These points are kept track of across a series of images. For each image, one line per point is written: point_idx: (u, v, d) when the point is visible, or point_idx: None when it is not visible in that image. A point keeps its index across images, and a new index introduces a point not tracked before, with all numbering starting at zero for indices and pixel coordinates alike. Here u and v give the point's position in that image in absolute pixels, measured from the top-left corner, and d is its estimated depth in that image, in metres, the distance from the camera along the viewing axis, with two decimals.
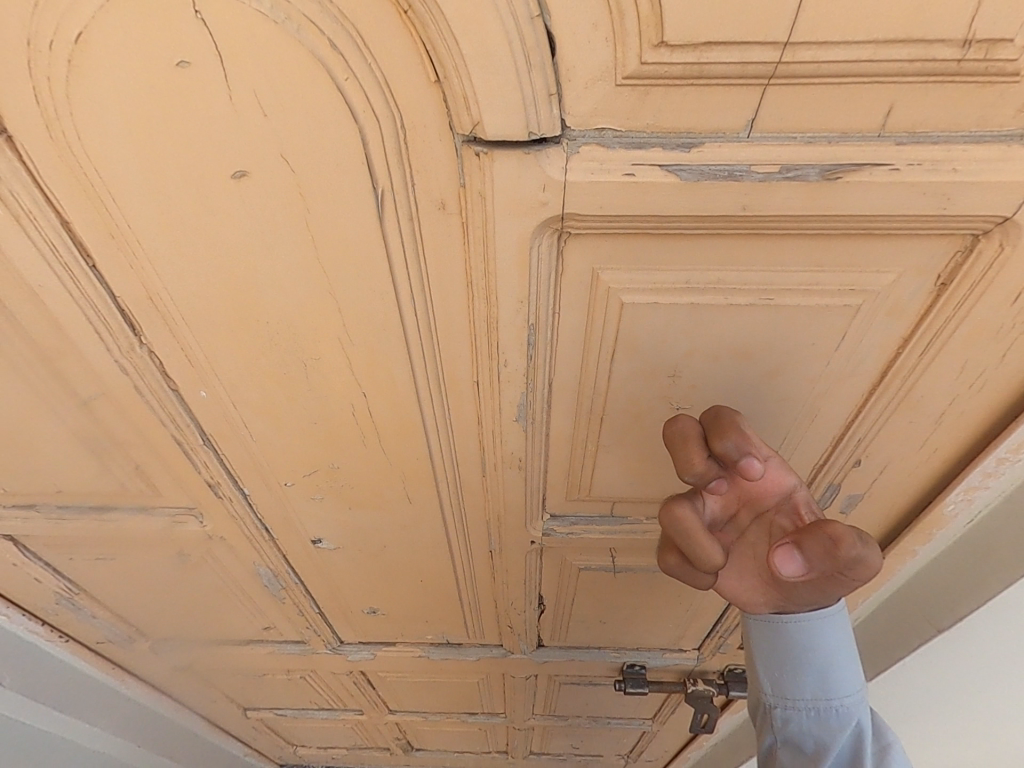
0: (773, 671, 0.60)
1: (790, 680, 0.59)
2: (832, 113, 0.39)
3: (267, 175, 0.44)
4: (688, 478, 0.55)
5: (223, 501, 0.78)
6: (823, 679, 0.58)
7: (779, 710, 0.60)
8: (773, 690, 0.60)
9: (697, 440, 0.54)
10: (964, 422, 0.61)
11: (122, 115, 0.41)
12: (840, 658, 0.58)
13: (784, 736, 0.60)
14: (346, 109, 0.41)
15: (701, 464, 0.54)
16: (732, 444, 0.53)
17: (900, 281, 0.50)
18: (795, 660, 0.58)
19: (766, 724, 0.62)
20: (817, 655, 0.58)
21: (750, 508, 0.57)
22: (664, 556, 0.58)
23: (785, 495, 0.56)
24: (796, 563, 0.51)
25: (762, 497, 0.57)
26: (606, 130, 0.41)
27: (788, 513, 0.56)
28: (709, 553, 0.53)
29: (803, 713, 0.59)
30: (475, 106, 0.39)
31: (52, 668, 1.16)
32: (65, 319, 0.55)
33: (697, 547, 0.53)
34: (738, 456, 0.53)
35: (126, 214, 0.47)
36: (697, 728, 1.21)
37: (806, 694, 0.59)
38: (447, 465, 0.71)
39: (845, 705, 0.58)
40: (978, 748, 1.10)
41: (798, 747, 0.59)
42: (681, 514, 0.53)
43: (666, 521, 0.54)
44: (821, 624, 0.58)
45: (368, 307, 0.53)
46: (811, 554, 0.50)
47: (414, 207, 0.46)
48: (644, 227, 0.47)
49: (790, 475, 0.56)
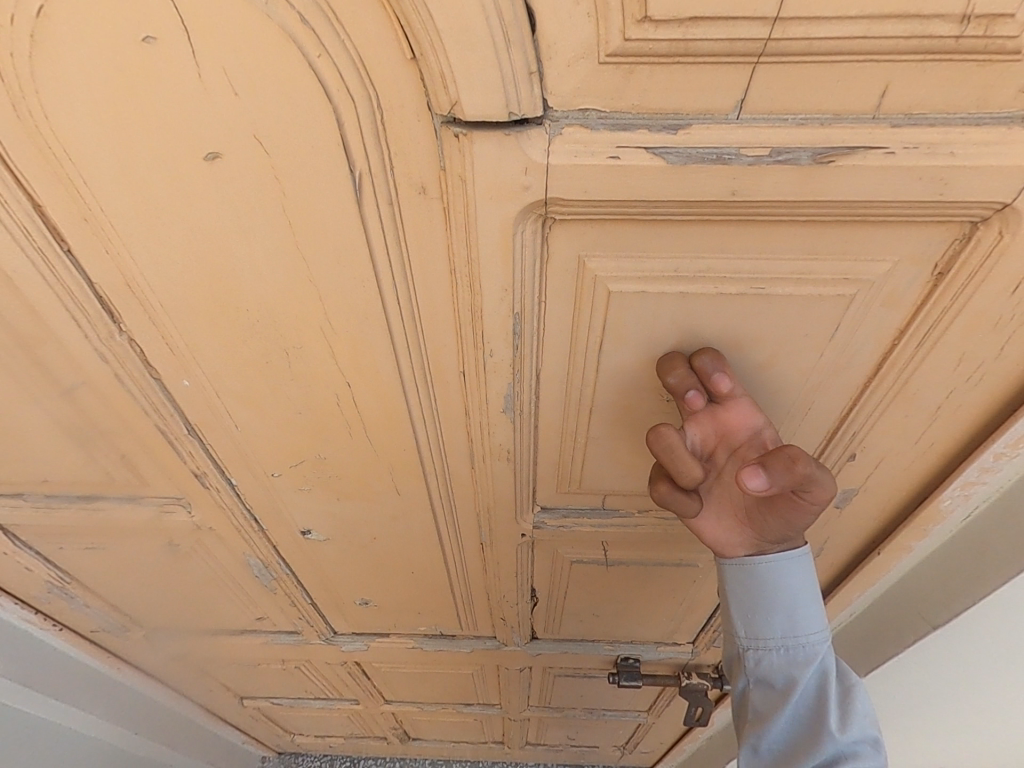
0: (744, 613, 0.60)
1: (761, 622, 0.59)
2: (824, 93, 0.38)
3: (241, 157, 0.43)
4: (669, 387, 0.55)
5: (210, 492, 0.77)
6: (792, 620, 0.58)
7: (752, 652, 0.60)
8: (745, 633, 0.60)
9: (679, 356, 0.55)
10: (961, 415, 0.60)
11: (89, 93, 0.40)
12: (807, 598, 0.58)
13: (756, 677, 0.60)
14: (320, 88, 0.39)
15: (681, 375, 0.54)
16: (709, 359, 0.54)
17: (896, 270, 0.49)
18: (763, 600, 0.58)
19: (738, 667, 0.62)
20: (786, 594, 0.58)
21: (723, 444, 0.56)
22: (655, 485, 0.57)
23: (754, 431, 0.54)
24: (760, 480, 0.48)
25: (734, 431, 0.55)
26: (590, 111, 0.40)
27: (757, 447, 0.54)
28: (691, 465, 0.54)
29: (775, 654, 0.59)
30: (453, 86, 0.38)
31: (47, 657, 1.16)
32: (42, 305, 0.54)
33: (681, 464, 0.54)
34: (713, 373, 0.54)
35: (99, 197, 0.46)
36: (691, 721, 1.21)
37: (776, 635, 0.59)
38: (435, 456, 0.70)
39: (815, 645, 0.58)
40: (974, 743, 1.10)
41: (770, 689, 0.59)
42: (665, 431, 0.53)
43: (652, 441, 0.54)
44: (789, 562, 0.58)
45: (351, 294, 0.52)
46: (775, 471, 0.48)
47: (393, 191, 0.45)
48: (631, 213, 0.46)
49: (758, 412, 0.54)
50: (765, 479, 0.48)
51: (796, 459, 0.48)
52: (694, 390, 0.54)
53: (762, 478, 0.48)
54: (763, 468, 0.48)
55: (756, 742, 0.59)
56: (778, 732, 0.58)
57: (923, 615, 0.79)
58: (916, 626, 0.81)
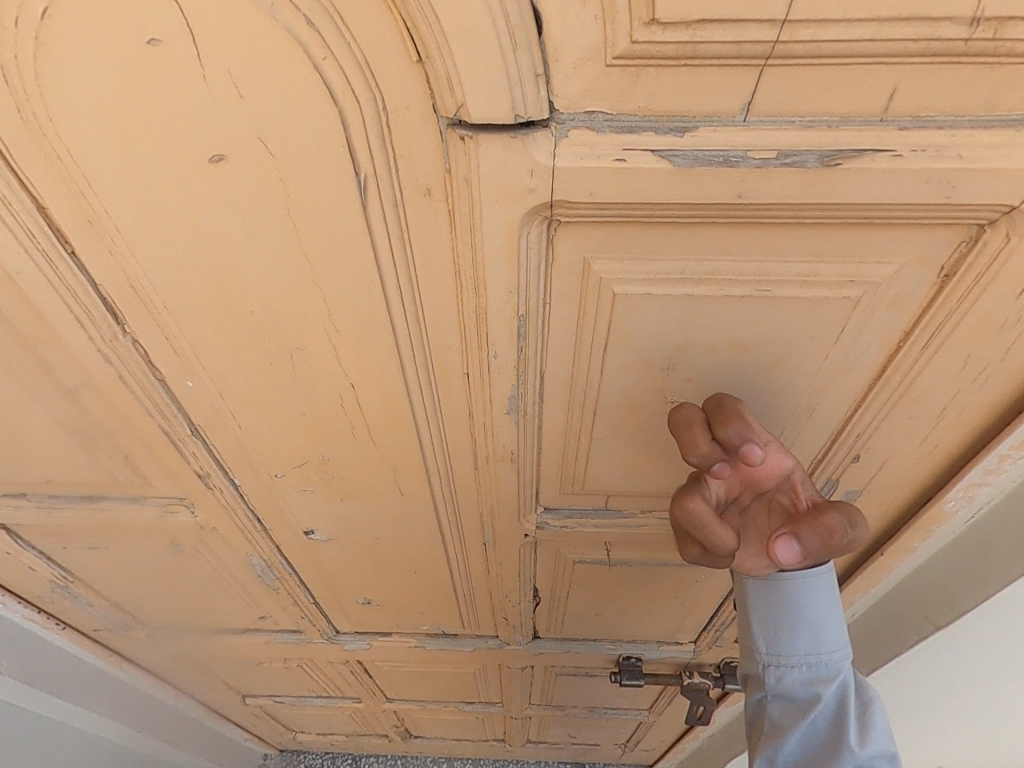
0: (766, 627, 0.60)
1: (783, 636, 0.59)
2: (832, 95, 0.38)
3: (246, 159, 0.43)
4: (692, 462, 0.55)
5: (213, 492, 0.77)
6: (815, 635, 0.59)
7: (772, 666, 0.60)
8: (765, 646, 0.60)
9: (700, 424, 0.54)
10: (966, 417, 0.60)
11: (94, 95, 0.40)
12: (830, 614, 0.59)
13: (774, 690, 0.60)
14: (326, 90, 0.39)
15: (705, 450, 0.53)
16: (735, 430, 0.53)
17: (902, 273, 0.48)
18: (787, 614, 0.59)
19: (756, 682, 0.62)
20: (810, 610, 0.59)
21: (750, 489, 0.57)
22: (685, 548, 0.57)
23: (782, 478, 0.56)
24: (792, 549, 0.53)
25: (762, 481, 0.56)
26: (596, 113, 0.40)
27: (786, 493, 0.56)
28: (727, 537, 0.53)
29: (795, 668, 0.59)
30: (459, 88, 0.38)
31: (50, 655, 1.16)
32: (46, 306, 0.54)
33: (715, 536, 0.53)
34: (741, 442, 0.52)
35: (103, 198, 0.46)
36: (692, 721, 1.19)
37: (798, 648, 0.59)
38: (438, 457, 0.70)
39: (835, 661, 0.58)
40: (975, 743, 1.10)
41: (788, 702, 0.59)
42: (696, 506, 0.53)
43: (681, 516, 0.54)
44: (816, 581, 0.59)
45: (355, 296, 0.52)
46: (807, 542, 0.52)
47: (398, 193, 0.44)
48: (637, 215, 0.45)
49: (787, 457, 0.56)
50: (798, 549, 0.52)
51: (833, 531, 0.51)
52: (721, 462, 0.53)
53: (794, 546, 0.53)
54: (795, 538, 0.53)
55: (772, 757, 0.58)
56: (795, 747, 0.57)
57: (926, 616, 0.79)
58: (919, 627, 0.81)
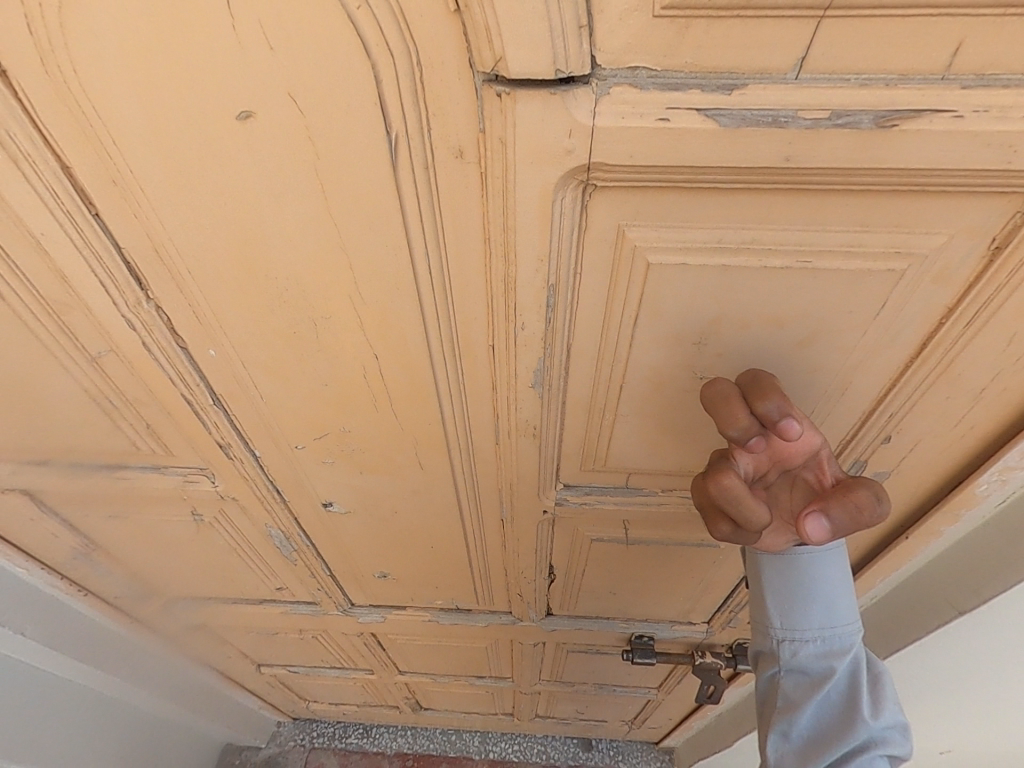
0: (781, 602, 0.60)
1: (797, 611, 0.59)
2: (892, 51, 0.35)
3: (274, 116, 0.42)
4: (730, 437, 0.51)
5: (233, 462, 0.77)
6: (829, 610, 0.58)
7: (786, 641, 0.59)
8: (780, 622, 0.60)
9: (738, 398, 0.51)
10: (1006, 399, 0.58)
11: (120, 46, 0.38)
12: (840, 587, 0.59)
13: (788, 665, 0.59)
14: (359, 43, 0.38)
15: (745, 424, 0.50)
16: (774, 405, 0.50)
17: (950, 244, 0.46)
18: (802, 589, 0.59)
19: (768, 657, 0.61)
20: (821, 583, 0.59)
21: (778, 466, 0.55)
22: (714, 525, 0.54)
23: (812, 454, 0.54)
24: (821, 526, 0.49)
25: (791, 456, 0.54)
26: (640, 69, 0.38)
27: (813, 470, 0.54)
28: (758, 511, 0.51)
29: (810, 642, 0.58)
30: (497, 40, 0.36)
31: (72, 621, 1.18)
32: (69, 270, 0.54)
33: (747, 512, 0.51)
34: (779, 417, 0.49)
35: (128, 157, 0.45)
36: (703, 699, 1.22)
37: (812, 622, 0.58)
38: (460, 431, 0.69)
39: (849, 634, 0.58)
40: (988, 727, 1.10)
41: (801, 676, 0.58)
42: (731, 482, 0.50)
43: (716, 493, 0.51)
44: (825, 557, 0.60)
45: (380, 263, 0.51)
46: (837, 518, 0.48)
47: (430, 156, 0.43)
48: (676, 180, 0.44)
49: (816, 435, 0.53)
50: (827, 526, 0.49)
51: (861, 507, 0.48)
52: (757, 437, 0.51)
53: (823, 524, 0.49)
54: (824, 515, 0.49)
55: (786, 730, 0.58)
56: (810, 720, 0.57)
57: (949, 602, 0.78)
58: (941, 612, 0.80)
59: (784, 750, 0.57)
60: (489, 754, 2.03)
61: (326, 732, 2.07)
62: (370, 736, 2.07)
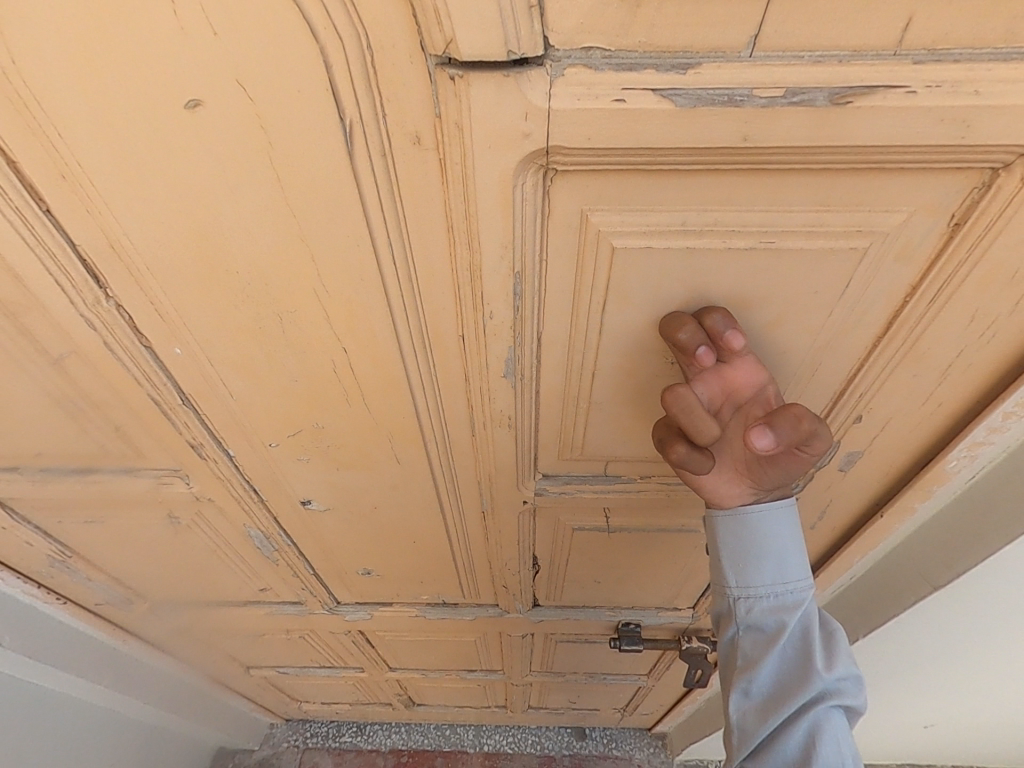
0: (735, 561, 0.60)
1: (751, 569, 0.60)
2: (845, 26, 0.35)
3: (224, 105, 0.41)
4: (679, 343, 0.53)
5: (207, 463, 0.76)
6: (781, 565, 0.59)
7: (743, 600, 0.60)
8: (735, 582, 0.61)
9: (687, 316, 0.54)
10: (971, 374, 0.59)
11: (59, 32, 0.37)
12: (792, 543, 0.60)
13: (745, 623, 0.60)
14: (305, 26, 0.37)
15: (691, 332, 0.53)
16: (721, 319, 0.53)
17: (911, 221, 0.47)
18: (757, 546, 0.59)
19: (726, 618, 0.62)
20: (774, 542, 0.59)
21: (730, 400, 0.55)
22: (671, 447, 0.55)
23: (759, 388, 0.54)
24: (767, 437, 0.49)
25: (740, 387, 0.54)
26: (594, 50, 0.37)
27: (762, 401, 0.54)
28: (706, 424, 0.53)
29: (764, 600, 0.59)
30: (447, 21, 0.35)
31: (52, 630, 1.16)
32: (24, 270, 0.52)
33: (697, 422, 0.53)
34: (725, 330, 0.52)
35: (75, 150, 0.44)
36: (692, 683, 1.22)
37: (766, 580, 0.59)
38: (435, 423, 0.69)
39: (802, 590, 0.59)
40: (969, 700, 1.12)
41: (758, 633, 0.59)
42: (681, 389, 0.52)
43: (670, 401, 0.53)
44: (778, 510, 0.60)
45: (342, 256, 0.51)
46: (781, 429, 0.48)
47: (386, 143, 0.42)
48: (637, 162, 0.43)
49: (764, 371, 0.54)
50: (772, 438, 0.48)
51: (800, 418, 0.48)
52: (704, 347, 0.52)
53: (767, 434, 0.49)
54: (768, 426, 0.49)
55: (746, 689, 0.58)
56: (768, 676, 0.58)
57: (925, 577, 0.80)
58: (917, 587, 0.81)
59: (745, 708, 0.58)
60: (484, 747, 2.03)
61: (320, 732, 2.06)
62: (364, 734, 2.07)
